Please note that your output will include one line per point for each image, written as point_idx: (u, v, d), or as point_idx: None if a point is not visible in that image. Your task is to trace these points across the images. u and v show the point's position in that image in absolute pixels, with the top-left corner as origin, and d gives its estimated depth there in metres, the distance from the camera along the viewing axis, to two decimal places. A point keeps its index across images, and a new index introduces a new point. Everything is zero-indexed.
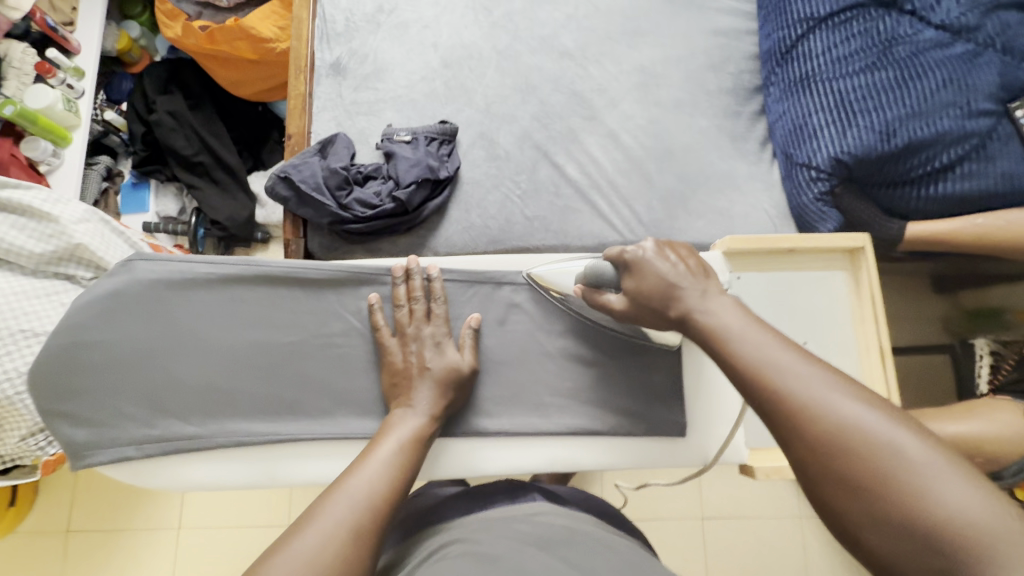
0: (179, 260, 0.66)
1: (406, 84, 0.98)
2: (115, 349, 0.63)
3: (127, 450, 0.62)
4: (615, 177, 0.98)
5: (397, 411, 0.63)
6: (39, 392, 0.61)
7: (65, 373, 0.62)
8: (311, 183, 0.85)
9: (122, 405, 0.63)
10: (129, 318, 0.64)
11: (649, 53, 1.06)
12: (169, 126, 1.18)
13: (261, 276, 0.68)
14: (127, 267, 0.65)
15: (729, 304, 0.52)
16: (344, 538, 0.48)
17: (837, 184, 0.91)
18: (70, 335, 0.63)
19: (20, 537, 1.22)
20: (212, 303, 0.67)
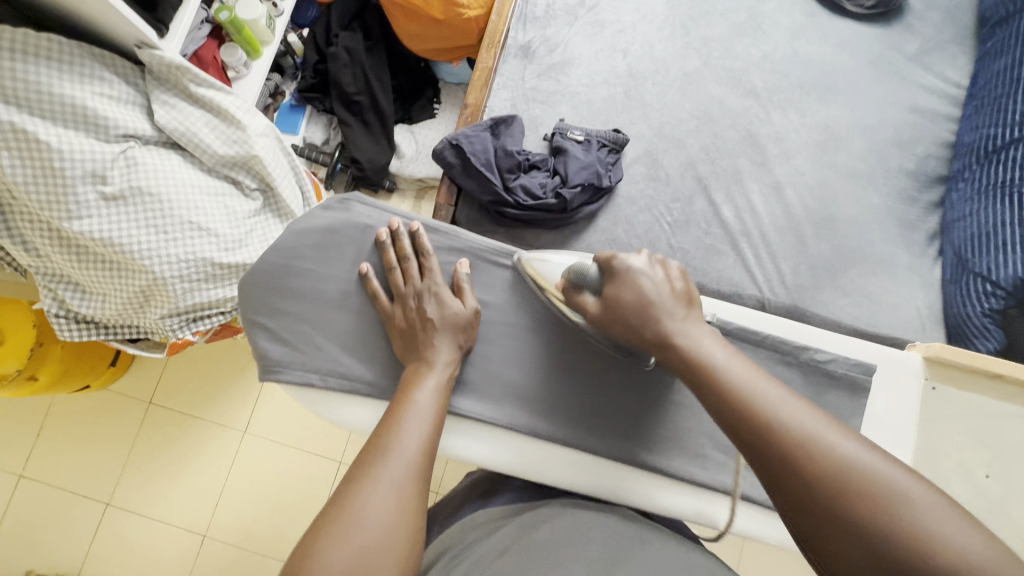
0: (389, 210, 0.72)
1: (588, 84, 0.97)
2: (318, 279, 0.69)
3: (311, 377, 0.67)
4: (769, 232, 0.95)
5: (413, 366, 0.63)
6: (247, 299, 0.68)
7: (276, 292, 0.69)
8: (481, 158, 0.86)
9: (314, 334, 0.68)
10: (335, 257, 0.70)
11: (837, 113, 1.01)
12: (343, 61, 1.22)
13: (466, 249, 0.74)
14: (345, 205, 0.71)
15: (710, 331, 0.54)
16: (391, 497, 0.49)
17: (1012, 306, 0.84)
18: (282, 256, 0.69)
19: (109, 394, 1.32)
20: None
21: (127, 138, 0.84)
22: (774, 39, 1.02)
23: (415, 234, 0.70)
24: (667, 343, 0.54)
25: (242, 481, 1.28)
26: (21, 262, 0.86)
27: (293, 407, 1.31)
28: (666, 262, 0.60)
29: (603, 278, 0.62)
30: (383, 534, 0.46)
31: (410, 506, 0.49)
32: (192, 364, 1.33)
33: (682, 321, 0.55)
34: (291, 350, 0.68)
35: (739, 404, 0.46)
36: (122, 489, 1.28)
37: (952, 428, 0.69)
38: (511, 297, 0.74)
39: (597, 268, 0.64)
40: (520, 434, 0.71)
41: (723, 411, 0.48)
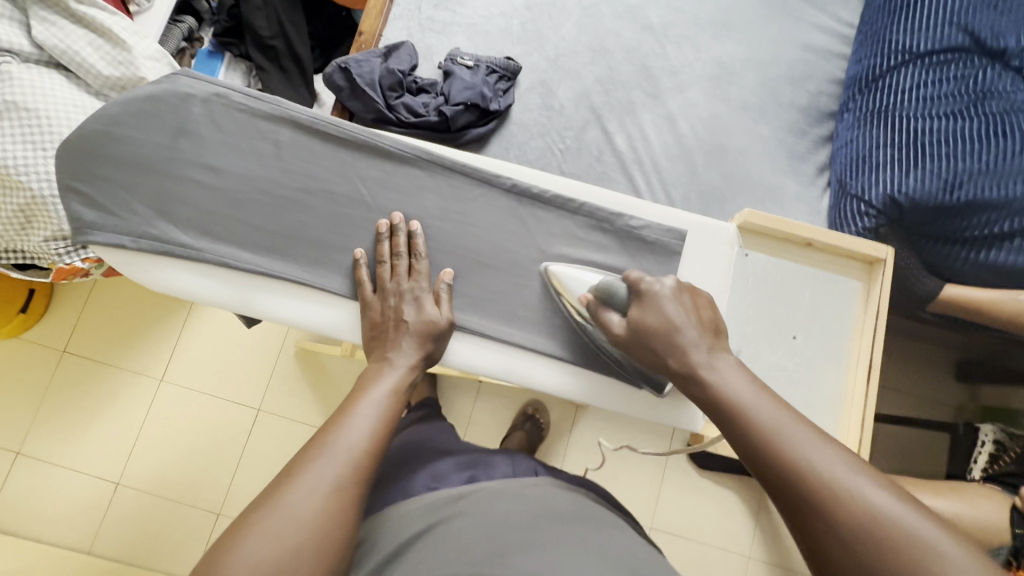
0: (217, 82, 0.68)
1: (484, 15, 0.99)
2: (141, 149, 0.65)
3: (123, 239, 0.64)
4: (661, 160, 0.97)
5: (376, 363, 0.61)
6: (64, 166, 0.64)
7: (93, 158, 0.65)
8: (367, 79, 0.86)
9: (135, 204, 0.64)
10: (159, 122, 0.66)
11: (731, 49, 1.03)
12: (255, 4, 1.21)
13: (286, 119, 0.68)
14: (171, 79, 0.68)
15: (735, 364, 0.52)
16: (330, 497, 0.48)
17: (884, 224, 0.87)
18: (105, 125, 0.65)
19: (21, 344, 1.29)
20: (245, 133, 0.67)
21: (2, 53, 0.83)
22: None
23: (413, 234, 0.67)
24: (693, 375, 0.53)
25: (158, 429, 1.26)
26: None
27: (211, 355, 1.30)
28: (696, 291, 0.60)
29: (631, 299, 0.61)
30: (306, 532, 0.46)
31: (339, 504, 0.48)
32: (107, 311, 1.31)
33: (707, 350, 0.54)
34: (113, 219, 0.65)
35: (781, 463, 0.43)
36: (33, 438, 1.26)
37: (763, 294, 0.73)
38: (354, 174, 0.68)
39: (625, 288, 0.62)
40: (343, 298, 0.67)
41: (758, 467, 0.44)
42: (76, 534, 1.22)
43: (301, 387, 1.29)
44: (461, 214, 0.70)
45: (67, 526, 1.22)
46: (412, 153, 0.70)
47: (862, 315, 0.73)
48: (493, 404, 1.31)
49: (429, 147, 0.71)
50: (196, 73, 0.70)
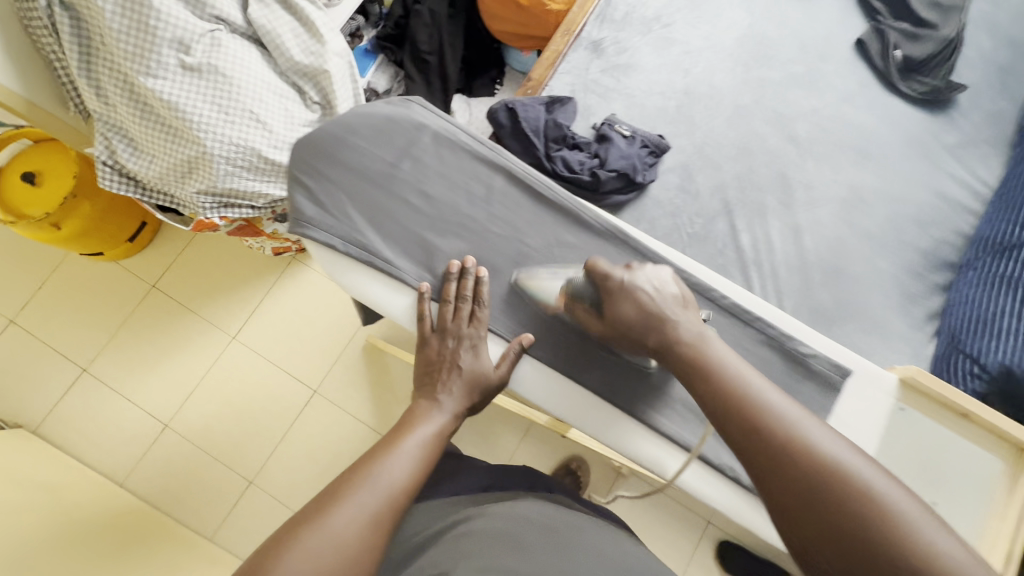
0: (448, 121, 0.76)
1: (645, 91, 1.03)
2: (366, 161, 0.72)
3: (335, 240, 0.69)
4: (780, 268, 0.99)
5: (424, 402, 0.63)
6: (299, 160, 0.71)
7: (320, 154, 0.72)
8: (531, 125, 0.91)
9: (349, 207, 0.70)
10: (389, 138, 0.74)
11: (868, 179, 1.05)
12: (425, 20, 1.29)
13: (501, 167, 0.74)
14: (407, 106, 0.77)
15: (708, 334, 0.60)
16: (367, 525, 0.50)
17: (993, 392, 0.85)
18: (344, 131, 0.73)
19: (116, 269, 1.35)
20: (459, 167, 0.74)
21: (217, 21, 0.90)
22: (826, 97, 1.07)
23: (480, 280, 0.69)
24: (668, 349, 0.60)
25: (216, 384, 1.30)
26: (88, 105, 0.90)
27: (284, 327, 1.34)
28: (659, 271, 0.66)
29: (601, 291, 0.65)
30: (345, 561, 0.47)
31: (376, 536, 0.50)
32: (203, 261, 1.36)
33: (678, 324, 0.61)
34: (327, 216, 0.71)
35: (720, 394, 0.54)
36: (102, 359, 1.30)
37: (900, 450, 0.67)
38: (525, 223, 0.73)
39: (591, 279, 0.66)
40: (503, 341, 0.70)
41: (745, 442, 0.51)
42: (116, 465, 1.24)
43: (360, 380, 1.32)
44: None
45: (109, 453, 1.25)
46: (599, 222, 0.73)
47: (1003, 506, 0.64)
48: (535, 450, 1.31)
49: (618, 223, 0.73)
50: (428, 104, 0.79)
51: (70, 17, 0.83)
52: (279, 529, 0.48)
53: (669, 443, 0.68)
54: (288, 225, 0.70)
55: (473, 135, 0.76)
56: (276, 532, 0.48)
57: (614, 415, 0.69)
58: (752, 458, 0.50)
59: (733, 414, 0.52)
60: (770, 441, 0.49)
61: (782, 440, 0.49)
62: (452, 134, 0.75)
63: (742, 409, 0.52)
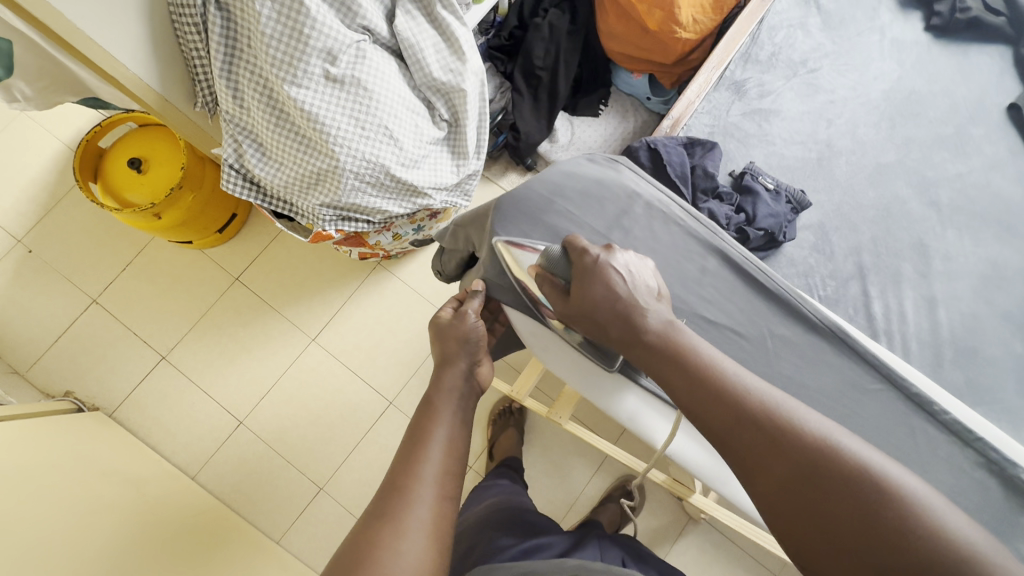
0: (658, 189, 0.74)
1: (786, 139, 0.98)
2: (572, 223, 0.69)
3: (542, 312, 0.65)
4: (913, 341, 0.94)
5: (432, 392, 0.60)
6: (504, 216, 0.67)
7: (529, 218, 0.67)
8: (677, 171, 0.89)
9: None
10: (600, 206, 0.70)
11: (1011, 255, 1.00)
12: (542, 34, 1.23)
13: (717, 249, 0.70)
14: (615, 168, 0.74)
15: (676, 325, 0.58)
16: (427, 531, 0.48)
17: None
18: (550, 190, 0.70)
19: (202, 258, 1.33)
20: (666, 240, 0.70)
21: (363, 32, 0.86)
22: (972, 162, 1.02)
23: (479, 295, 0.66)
24: (636, 340, 0.57)
25: (292, 384, 1.28)
26: (222, 106, 0.88)
27: (365, 332, 1.31)
28: (639, 260, 0.61)
29: (573, 268, 0.59)
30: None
31: (439, 542, 0.49)
32: (288, 259, 1.34)
33: (649, 315, 0.58)
34: None
35: (728, 399, 0.52)
36: (182, 347, 1.29)
37: None
38: (716, 292, 0.69)
39: (565, 251, 0.60)
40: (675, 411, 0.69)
41: (732, 435, 0.51)
42: (190, 457, 1.24)
43: None
44: (803, 362, 0.67)
45: (185, 444, 1.25)
46: (824, 323, 0.67)
47: None
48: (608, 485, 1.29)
49: (840, 323, 0.68)
50: (634, 166, 0.76)
51: (222, 18, 0.81)
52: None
53: (661, 406, 0.69)
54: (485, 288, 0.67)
55: (684, 207, 0.73)
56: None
57: (603, 376, 0.68)
58: (760, 452, 0.49)
59: (742, 425, 0.50)
60: (764, 430, 0.49)
61: (787, 438, 0.48)
62: (663, 204, 0.72)
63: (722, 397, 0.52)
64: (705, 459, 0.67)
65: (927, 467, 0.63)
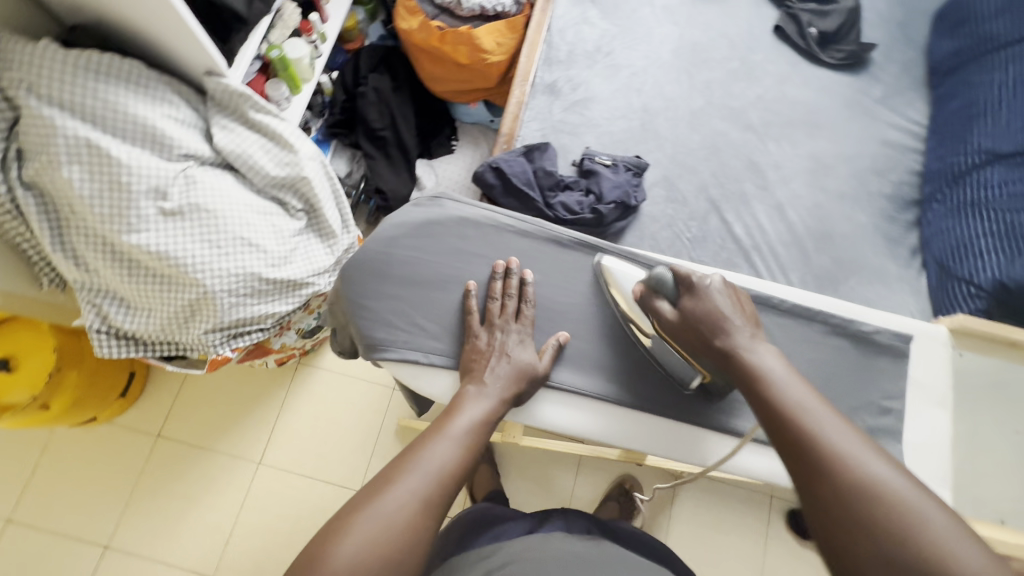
0: (483, 206, 0.80)
1: (609, 118, 1.09)
2: (417, 268, 0.76)
3: (414, 354, 0.73)
4: (777, 247, 1.05)
5: (470, 387, 0.67)
6: (351, 283, 0.75)
7: (377, 277, 0.76)
8: (522, 179, 0.94)
9: (416, 318, 0.74)
10: (445, 242, 0.78)
11: (823, 146, 1.15)
12: (371, 99, 1.30)
13: (551, 239, 0.80)
14: (438, 202, 0.80)
15: (772, 351, 0.62)
16: (417, 510, 0.55)
17: (991, 304, 0.97)
18: (382, 245, 0.77)
19: (112, 430, 1.26)
20: (505, 247, 0.79)
21: (186, 158, 0.88)
22: (765, 83, 1.17)
23: (525, 280, 0.76)
24: (731, 356, 0.62)
25: (253, 515, 1.22)
26: (68, 277, 0.86)
27: (308, 433, 1.28)
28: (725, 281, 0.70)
29: (681, 289, 0.69)
30: (399, 535, 0.53)
31: (415, 520, 0.54)
32: (205, 394, 1.29)
33: (749, 339, 0.63)
34: (396, 332, 0.74)
35: (797, 420, 0.54)
36: (123, 528, 1.20)
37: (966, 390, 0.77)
38: (561, 276, 0.79)
39: (674, 277, 0.70)
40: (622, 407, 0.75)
41: (800, 457, 0.52)
42: None
43: None
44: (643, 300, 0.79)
45: None
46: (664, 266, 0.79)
47: None
48: (592, 479, 1.32)
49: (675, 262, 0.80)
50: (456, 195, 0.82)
51: (34, 196, 0.81)
52: (332, 519, 0.54)
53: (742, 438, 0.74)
54: (361, 352, 0.74)
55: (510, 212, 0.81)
56: (332, 520, 0.54)
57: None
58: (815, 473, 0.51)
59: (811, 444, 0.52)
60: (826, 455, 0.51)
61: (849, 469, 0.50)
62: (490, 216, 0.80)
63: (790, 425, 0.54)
64: (605, 425, 0.74)
65: (803, 351, 0.71)
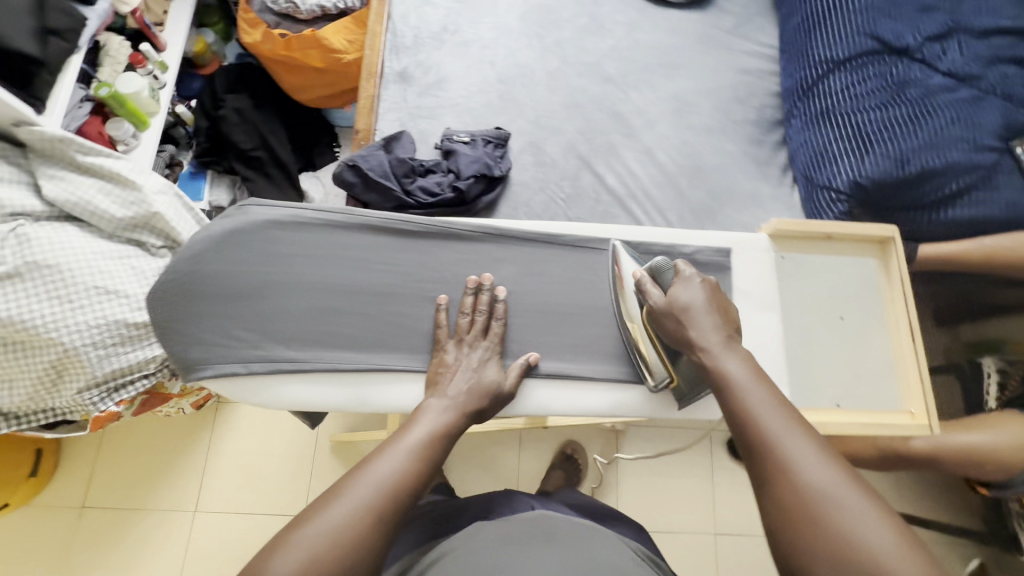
0: (290, 203, 0.76)
1: (465, 95, 1.08)
2: (228, 281, 0.73)
3: (236, 367, 0.71)
4: (652, 190, 1.07)
5: (431, 400, 0.68)
6: (159, 308, 0.71)
7: (185, 298, 0.72)
8: (379, 171, 0.93)
9: (237, 330, 0.72)
10: (247, 250, 0.74)
11: (683, 84, 1.17)
12: (234, 121, 1.26)
13: (366, 225, 0.78)
14: (242, 210, 0.75)
15: (743, 356, 0.60)
16: (361, 517, 0.53)
17: (854, 205, 0.99)
18: (185, 264, 0.72)
19: (33, 511, 1.21)
20: (320, 242, 0.76)
21: (14, 217, 0.85)
22: (616, 34, 1.18)
23: (497, 297, 0.77)
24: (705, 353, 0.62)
25: (196, 564, 1.19)
26: None
27: (241, 471, 1.25)
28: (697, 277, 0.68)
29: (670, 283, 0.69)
30: (340, 546, 0.50)
31: (362, 533, 0.52)
32: (125, 454, 1.25)
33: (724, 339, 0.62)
34: (215, 351, 0.71)
35: (751, 425, 0.53)
36: None
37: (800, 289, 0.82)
38: (386, 260, 0.78)
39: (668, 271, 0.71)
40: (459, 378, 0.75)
41: (752, 460, 0.52)
42: None
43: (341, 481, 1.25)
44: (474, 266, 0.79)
45: None
46: (483, 231, 0.80)
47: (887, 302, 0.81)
48: (535, 453, 1.33)
49: (500, 226, 0.81)
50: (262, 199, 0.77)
51: None
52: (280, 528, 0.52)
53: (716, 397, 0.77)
54: (181, 375, 0.71)
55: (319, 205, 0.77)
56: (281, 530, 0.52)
57: (325, 376, 0.74)
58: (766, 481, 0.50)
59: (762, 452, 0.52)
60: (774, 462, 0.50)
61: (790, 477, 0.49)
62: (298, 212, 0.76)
63: (752, 435, 0.53)
64: None
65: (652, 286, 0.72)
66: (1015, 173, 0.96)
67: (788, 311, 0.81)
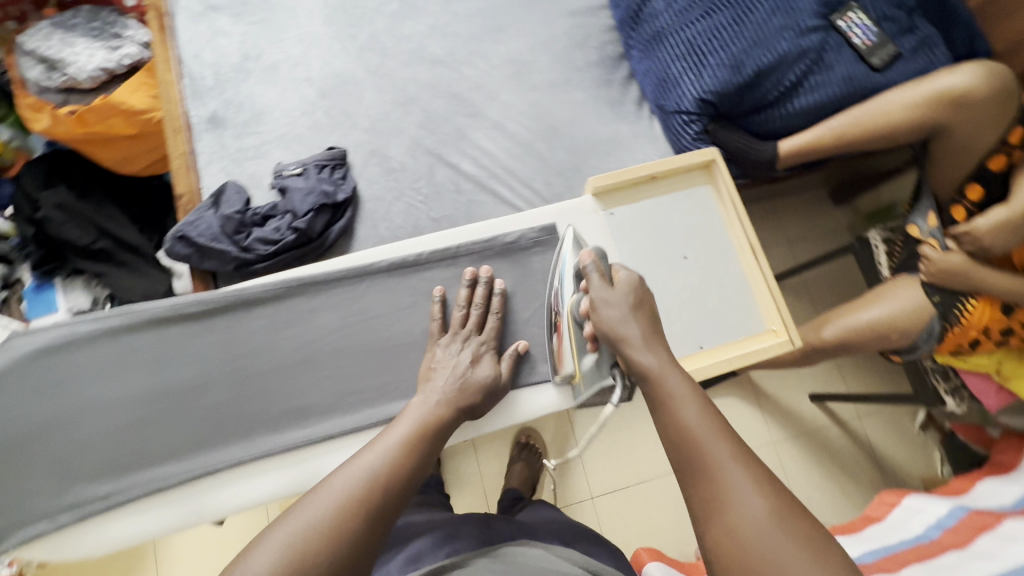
0: (60, 325, 0.76)
1: (289, 122, 1.00)
2: (19, 427, 0.73)
3: (43, 523, 0.70)
4: (511, 164, 1.02)
5: (415, 399, 0.67)
6: None
7: None
8: (208, 235, 0.85)
9: (35, 477, 0.72)
10: (28, 387, 0.74)
11: (516, 44, 1.11)
12: (60, 219, 1.11)
13: (149, 320, 0.77)
14: (6, 346, 0.74)
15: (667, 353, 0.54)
16: (334, 512, 0.50)
17: (708, 123, 0.97)
18: None
19: None
20: (103, 357, 0.76)
21: None
22: (431, 10, 1.11)
23: (492, 288, 0.80)
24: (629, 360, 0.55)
25: None
26: None
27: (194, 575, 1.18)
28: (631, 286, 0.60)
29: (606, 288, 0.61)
30: (316, 542, 0.48)
31: (336, 534, 0.49)
32: None
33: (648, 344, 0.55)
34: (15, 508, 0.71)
35: (678, 421, 0.49)
36: None
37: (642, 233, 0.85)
38: (184, 353, 0.78)
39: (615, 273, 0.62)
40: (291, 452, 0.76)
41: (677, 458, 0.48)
42: None
43: None
44: (288, 326, 0.80)
45: None
46: (282, 287, 0.80)
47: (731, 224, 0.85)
48: (493, 452, 1.31)
49: (330, 267, 0.81)
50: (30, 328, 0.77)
51: None
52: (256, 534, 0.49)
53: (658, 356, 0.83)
54: None
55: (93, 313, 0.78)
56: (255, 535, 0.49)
57: (149, 500, 0.73)
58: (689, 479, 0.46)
59: (682, 450, 0.47)
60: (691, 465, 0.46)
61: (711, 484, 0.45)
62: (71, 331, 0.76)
63: (676, 432, 0.49)
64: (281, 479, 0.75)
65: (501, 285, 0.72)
66: (844, 48, 0.95)
67: (632, 259, 0.84)
